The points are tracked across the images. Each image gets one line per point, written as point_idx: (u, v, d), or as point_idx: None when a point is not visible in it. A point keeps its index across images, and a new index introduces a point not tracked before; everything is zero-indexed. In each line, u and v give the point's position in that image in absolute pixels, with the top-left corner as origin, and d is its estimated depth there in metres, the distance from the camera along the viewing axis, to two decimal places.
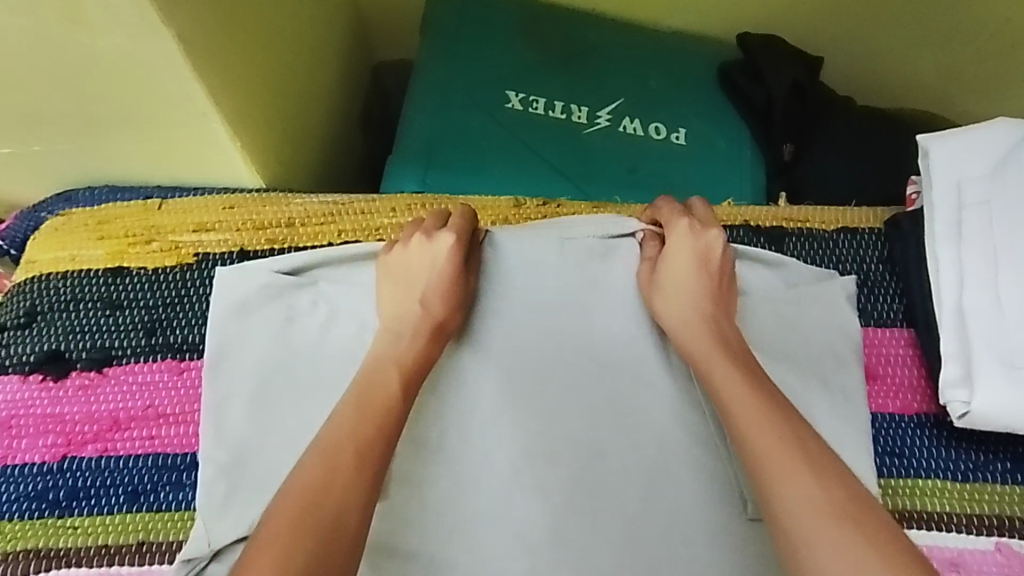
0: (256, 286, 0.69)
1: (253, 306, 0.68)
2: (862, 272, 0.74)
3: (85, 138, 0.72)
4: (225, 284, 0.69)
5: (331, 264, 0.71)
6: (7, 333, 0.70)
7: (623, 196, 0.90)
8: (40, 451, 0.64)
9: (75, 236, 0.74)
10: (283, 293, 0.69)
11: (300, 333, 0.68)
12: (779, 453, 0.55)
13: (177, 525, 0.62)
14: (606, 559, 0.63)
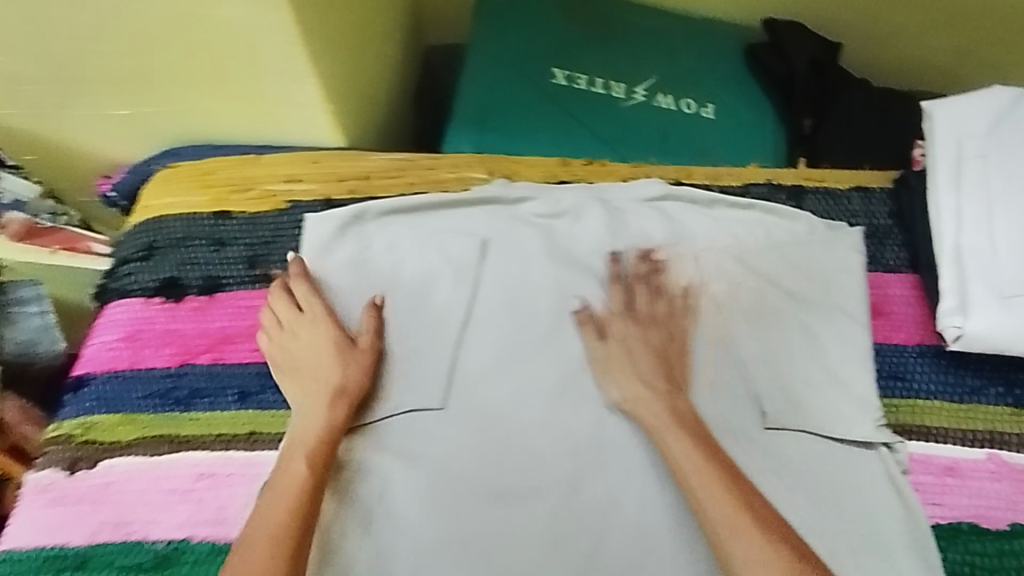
0: (334, 228, 0.80)
1: (333, 246, 0.79)
2: (873, 225, 0.83)
3: (197, 100, 0.85)
4: (311, 227, 0.80)
5: (401, 212, 0.82)
6: (131, 264, 0.82)
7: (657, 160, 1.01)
8: (161, 359, 0.76)
9: (183, 185, 0.86)
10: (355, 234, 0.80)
11: (374, 268, 0.79)
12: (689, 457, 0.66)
13: (278, 421, 0.73)
14: (639, 460, 0.71)
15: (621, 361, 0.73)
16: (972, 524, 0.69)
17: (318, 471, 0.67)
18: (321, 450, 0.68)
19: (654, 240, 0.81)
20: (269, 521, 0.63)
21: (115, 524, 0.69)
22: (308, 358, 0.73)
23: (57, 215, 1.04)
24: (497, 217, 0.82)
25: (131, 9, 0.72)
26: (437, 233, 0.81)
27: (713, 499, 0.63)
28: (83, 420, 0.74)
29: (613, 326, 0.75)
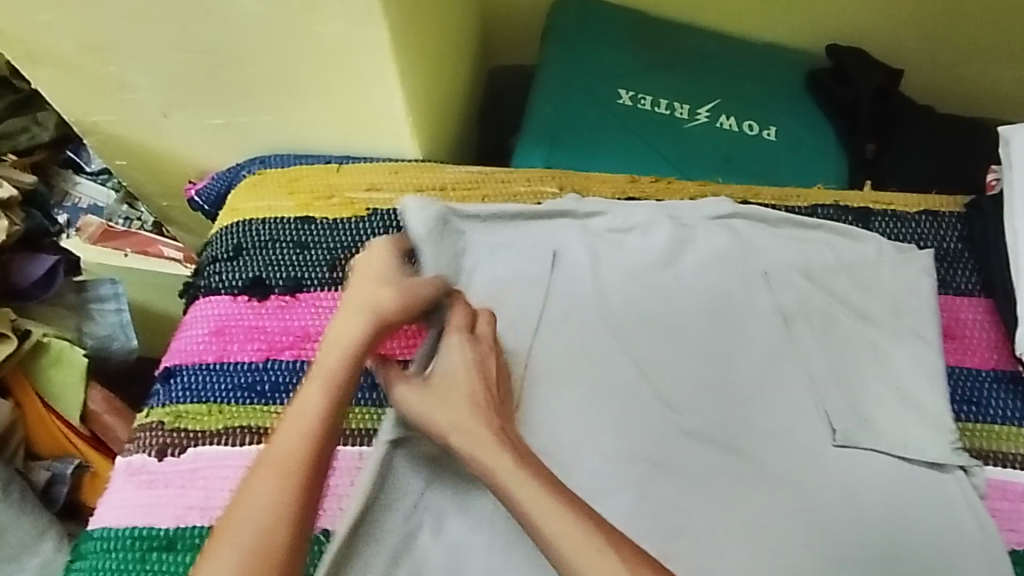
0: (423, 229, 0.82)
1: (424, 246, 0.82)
2: (942, 249, 0.83)
3: (288, 110, 0.90)
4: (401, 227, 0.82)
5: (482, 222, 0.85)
6: (219, 263, 0.86)
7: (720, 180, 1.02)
8: (248, 353, 0.80)
9: (270, 190, 0.91)
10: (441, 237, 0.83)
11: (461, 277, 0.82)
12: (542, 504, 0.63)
13: (372, 417, 0.78)
14: (704, 472, 0.71)
15: (439, 398, 0.70)
16: None
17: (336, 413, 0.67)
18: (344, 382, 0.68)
19: (721, 257, 0.83)
20: (285, 446, 0.64)
21: (203, 508, 0.72)
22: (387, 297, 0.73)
23: (128, 219, 1.21)
24: (577, 230, 0.85)
25: (240, 21, 0.78)
26: (510, 246, 0.83)
27: (569, 542, 0.60)
28: (172, 409, 0.77)
29: (451, 363, 0.72)
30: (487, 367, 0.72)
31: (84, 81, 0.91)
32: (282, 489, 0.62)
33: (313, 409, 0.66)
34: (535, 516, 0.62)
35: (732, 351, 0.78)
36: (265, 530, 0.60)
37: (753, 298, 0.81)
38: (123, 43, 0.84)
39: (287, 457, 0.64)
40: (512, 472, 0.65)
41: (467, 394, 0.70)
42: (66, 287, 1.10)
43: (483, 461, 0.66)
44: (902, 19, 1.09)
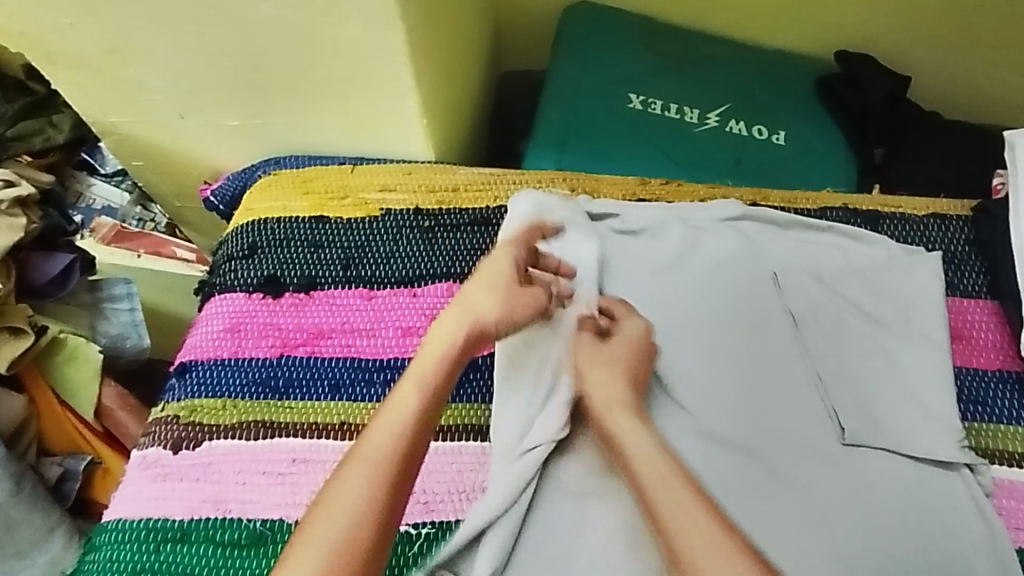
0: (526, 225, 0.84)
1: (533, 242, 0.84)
2: (950, 252, 0.84)
3: (303, 111, 0.92)
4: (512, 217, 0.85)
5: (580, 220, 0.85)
6: (234, 261, 0.87)
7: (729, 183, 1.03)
8: (262, 350, 0.81)
9: (284, 190, 0.92)
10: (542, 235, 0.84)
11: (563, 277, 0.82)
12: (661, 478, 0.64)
13: (472, 414, 0.77)
14: (717, 468, 0.71)
15: (594, 363, 0.74)
16: None
17: (429, 409, 0.67)
18: (438, 384, 0.69)
19: (729, 258, 0.84)
20: (379, 443, 0.64)
21: (216, 502, 0.72)
22: (513, 304, 0.74)
23: (143, 220, 1.20)
24: (586, 223, 0.85)
25: (258, 24, 0.80)
26: (540, 251, 0.84)
27: (677, 499, 0.63)
28: (186, 404, 0.77)
29: (618, 332, 0.76)
30: (637, 348, 0.75)
31: (103, 82, 0.93)
32: (374, 485, 0.62)
33: (408, 411, 0.66)
34: (642, 472, 0.66)
35: (745, 351, 0.78)
36: (355, 525, 0.60)
37: (765, 301, 0.81)
38: (143, 45, 0.86)
39: (379, 452, 0.64)
40: (634, 430, 0.69)
41: (620, 363, 0.74)
42: (79, 286, 1.10)
43: (623, 427, 0.69)
44: (909, 26, 1.10)
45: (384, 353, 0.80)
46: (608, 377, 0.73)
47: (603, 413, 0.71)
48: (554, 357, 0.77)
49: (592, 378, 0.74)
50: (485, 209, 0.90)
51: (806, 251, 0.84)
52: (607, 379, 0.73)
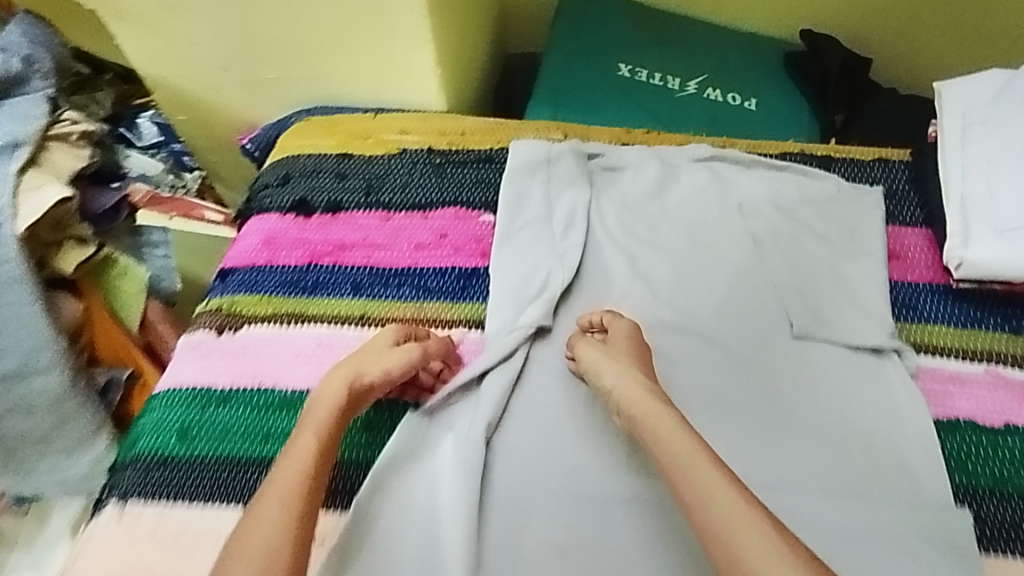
0: (525, 159, 0.97)
1: (531, 173, 0.97)
2: (892, 188, 0.97)
3: (333, 63, 1.06)
4: (517, 153, 0.98)
5: (574, 157, 0.98)
6: (270, 188, 1.00)
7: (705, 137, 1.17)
8: (293, 259, 0.93)
9: (315, 132, 1.06)
10: (538, 167, 0.97)
11: (554, 202, 0.95)
12: (685, 450, 0.67)
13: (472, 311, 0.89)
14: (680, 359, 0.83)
15: (608, 359, 0.77)
16: (970, 422, 0.78)
17: (328, 446, 0.72)
18: (330, 424, 0.73)
19: (700, 191, 0.96)
20: (285, 479, 0.68)
21: (253, 375, 0.83)
22: (389, 363, 0.78)
23: (174, 187, 1.25)
24: (578, 160, 0.98)
25: None
26: (541, 180, 0.96)
27: (708, 475, 0.65)
28: (228, 298, 0.90)
29: (612, 338, 0.80)
30: (636, 339, 0.80)
31: (160, 36, 1.07)
32: (286, 515, 0.66)
33: (310, 446, 0.71)
34: (672, 453, 0.67)
35: (710, 267, 0.90)
36: (265, 551, 0.64)
37: (729, 227, 0.93)
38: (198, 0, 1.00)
39: (286, 488, 0.68)
40: (656, 411, 0.71)
41: (627, 354, 0.79)
42: (121, 228, 1.18)
43: (642, 399, 0.72)
44: (864, 10, 1.25)
45: (398, 262, 0.92)
46: (628, 373, 0.75)
47: (625, 402, 0.74)
48: (545, 269, 0.89)
49: (607, 372, 0.76)
50: (489, 149, 1.03)
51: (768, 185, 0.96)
52: (610, 366, 0.76)
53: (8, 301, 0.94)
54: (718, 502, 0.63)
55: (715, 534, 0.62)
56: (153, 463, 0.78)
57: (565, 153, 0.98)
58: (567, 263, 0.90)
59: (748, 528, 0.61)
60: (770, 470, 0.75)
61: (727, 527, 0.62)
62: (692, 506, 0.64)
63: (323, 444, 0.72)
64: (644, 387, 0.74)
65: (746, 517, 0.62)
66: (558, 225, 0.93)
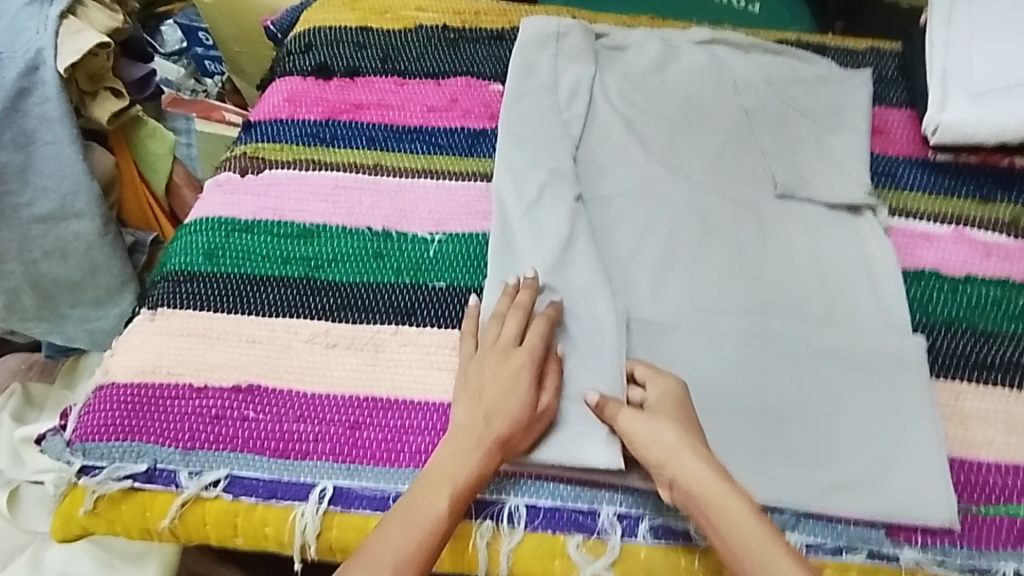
0: (535, 33, 1.02)
1: (539, 45, 1.02)
2: (881, 74, 1.02)
3: None
4: (528, 27, 1.03)
5: (582, 32, 1.03)
6: (293, 54, 1.07)
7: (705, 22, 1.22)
8: (313, 115, 0.99)
9: (336, 7, 1.11)
10: (548, 39, 1.02)
11: (563, 71, 1.00)
12: (747, 534, 0.65)
13: (481, 164, 0.95)
14: (670, 213, 0.88)
15: (652, 422, 0.72)
16: (934, 271, 0.85)
17: (458, 508, 0.69)
18: (466, 488, 0.69)
19: (696, 69, 1.02)
20: (400, 551, 0.66)
21: (274, 209, 0.90)
22: (517, 406, 0.73)
23: (196, 93, 1.36)
24: (586, 36, 1.03)
25: None
26: (552, 52, 1.01)
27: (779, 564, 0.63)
28: (252, 145, 0.97)
29: (653, 402, 0.74)
30: (680, 399, 0.74)
31: None
32: None
33: (434, 516, 0.67)
34: (736, 538, 0.65)
35: (704, 137, 0.96)
36: None
37: (723, 101, 0.99)
38: None
39: (405, 557, 0.65)
40: (725, 495, 0.67)
41: (679, 410, 0.73)
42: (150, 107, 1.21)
43: (707, 483, 0.68)
44: None
45: (411, 122, 0.99)
46: (685, 447, 0.69)
47: (680, 481, 0.69)
48: (551, 131, 0.94)
49: (665, 443, 0.70)
50: (501, 28, 1.08)
51: (763, 67, 1.02)
52: (666, 431, 0.71)
53: (49, 141, 1.02)
54: None
55: None
56: (183, 277, 0.84)
57: (573, 29, 1.03)
58: (574, 132, 0.95)
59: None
60: (744, 301, 0.83)
61: None
62: None
63: (456, 504, 0.69)
64: (702, 456, 0.69)
65: None
66: (564, 93, 0.98)
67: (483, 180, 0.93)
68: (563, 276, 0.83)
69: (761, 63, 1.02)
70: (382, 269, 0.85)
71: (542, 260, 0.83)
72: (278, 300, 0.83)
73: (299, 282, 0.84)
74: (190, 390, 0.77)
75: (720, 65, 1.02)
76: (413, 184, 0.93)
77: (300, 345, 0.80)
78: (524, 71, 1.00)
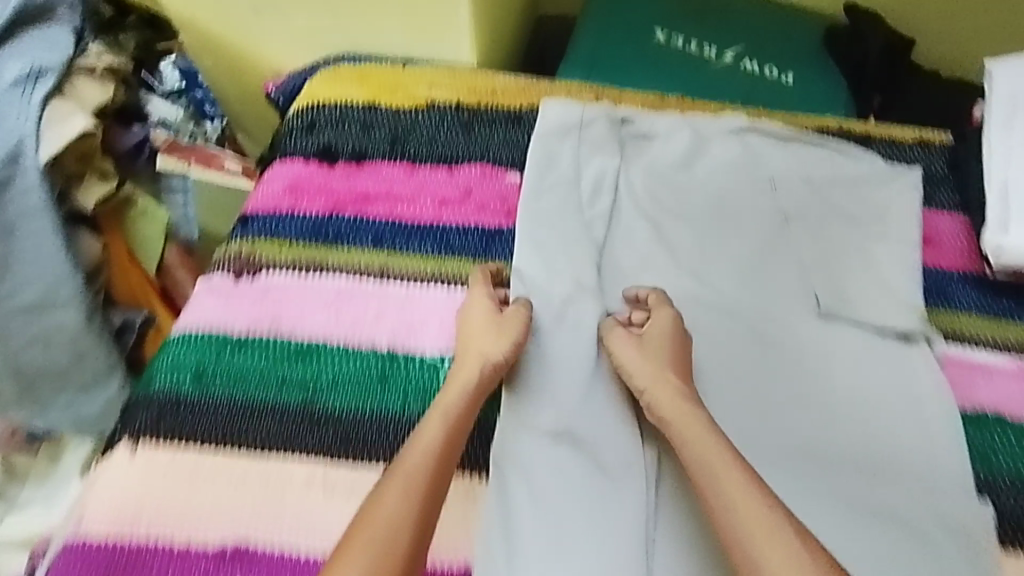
0: (558, 121, 0.95)
1: (562, 134, 0.94)
2: (929, 172, 0.94)
3: (365, 12, 1.05)
4: (550, 116, 0.95)
5: (608, 119, 0.95)
6: (295, 133, 0.99)
7: (743, 102, 1.14)
8: (315, 206, 0.92)
9: (344, 80, 1.03)
10: (572, 128, 0.95)
11: (586, 164, 0.93)
12: (703, 447, 0.68)
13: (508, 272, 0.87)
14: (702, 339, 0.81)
15: (637, 361, 0.75)
16: (996, 414, 0.77)
17: (459, 424, 0.72)
18: (461, 408, 0.73)
19: (730, 161, 0.94)
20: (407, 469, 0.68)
21: (271, 321, 0.83)
22: (490, 328, 0.77)
23: (194, 135, 1.24)
24: (611, 124, 0.95)
25: None
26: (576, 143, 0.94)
27: (729, 482, 0.66)
28: (249, 242, 0.89)
29: (647, 333, 0.77)
30: (673, 332, 0.77)
31: None
32: (403, 502, 0.66)
33: (435, 439, 0.70)
34: (701, 461, 0.68)
35: (737, 243, 0.88)
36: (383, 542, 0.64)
37: (758, 201, 0.92)
38: None
39: (415, 476, 0.68)
40: (685, 414, 0.71)
41: (666, 342, 0.76)
42: (145, 171, 1.14)
43: (678, 412, 0.71)
44: None
45: (421, 217, 0.91)
46: (658, 370, 0.74)
47: (653, 407, 0.72)
48: (577, 236, 0.87)
49: (635, 369, 0.75)
50: (519, 109, 1.00)
51: (805, 163, 0.94)
52: (644, 363, 0.75)
53: (32, 229, 0.95)
54: (741, 501, 0.65)
55: (741, 545, 0.63)
56: (169, 403, 0.77)
57: (599, 117, 0.96)
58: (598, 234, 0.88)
59: (770, 538, 0.63)
60: (787, 446, 0.75)
61: (750, 538, 0.63)
62: (721, 510, 0.65)
63: (455, 423, 0.72)
64: (677, 386, 0.73)
65: (767, 521, 0.64)
66: (586, 190, 0.91)
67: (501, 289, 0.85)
68: (588, 412, 0.76)
69: (803, 159, 0.94)
70: (386, 398, 0.78)
71: (564, 396, 0.76)
72: (271, 432, 0.75)
73: (295, 409, 0.77)
74: (169, 553, 0.69)
75: (754, 158, 0.94)
76: (422, 292, 0.85)
77: (296, 492, 0.73)
78: (544, 165, 0.93)
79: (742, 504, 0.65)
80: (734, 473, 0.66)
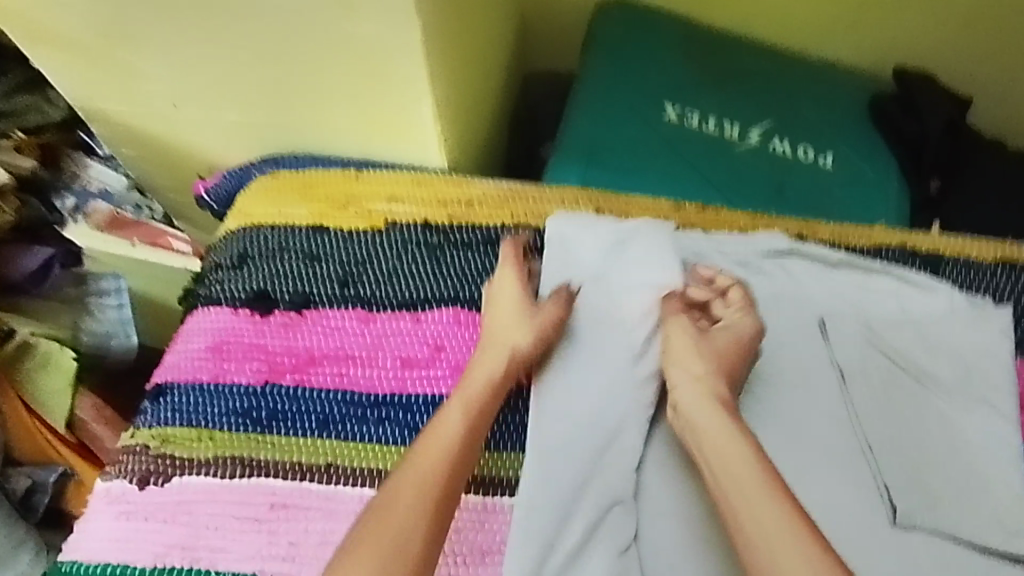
0: (554, 251, 0.76)
1: (557, 271, 0.75)
2: (1019, 306, 0.76)
3: (305, 109, 0.84)
4: (550, 251, 0.76)
5: (616, 247, 0.76)
6: (222, 272, 0.79)
7: (777, 212, 0.93)
8: (246, 375, 0.73)
9: (283, 195, 0.83)
10: (571, 257, 0.75)
11: (589, 308, 0.73)
12: (741, 465, 0.59)
13: (505, 465, 0.68)
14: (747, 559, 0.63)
15: (682, 363, 0.67)
16: None
17: (476, 423, 0.64)
18: (480, 400, 0.65)
19: (774, 298, 0.73)
20: (419, 469, 0.60)
21: (184, 546, 0.65)
22: (517, 314, 0.70)
23: (141, 207, 1.06)
24: (620, 252, 0.75)
25: (281, 26, 0.73)
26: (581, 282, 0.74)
27: (774, 511, 0.56)
28: (160, 431, 0.70)
29: (709, 331, 0.69)
30: (740, 342, 0.68)
31: (99, 69, 0.84)
32: (412, 502, 0.58)
33: (453, 432, 0.63)
34: (735, 484, 0.58)
35: (786, 413, 0.69)
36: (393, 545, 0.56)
37: (810, 350, 0.71)
38: (137, 34, 0.78)
39: (426, 476, 0.60)
40: (728, 431, 0.61)
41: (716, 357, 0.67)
42: (66, 279, 1.02)
43: (722, 429, 0.61)
44: (976, 43, 0.99)
45: (378, 386, 0.72)
46: (705, 371, 0.66)
47: (689, 420, 0.64)
48: (583, 414, 0.68)
49: (682, 374, 0.66)
50: (501, 227, 0.80)
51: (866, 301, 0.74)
52: (693, 366, 0.66)
53: None
54: (779, 524, 0.56)
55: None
56: None
57: (603, 245, 0.76)
58: (610, 411, 0.68)
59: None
60: None
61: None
62: (756, 545, 0.55)
63: (471, 422, 0.64)
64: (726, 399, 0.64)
65: (819, 557, 0.54)
66: (588, 343, 0.71)
67: (507, 495, 0.66)
68: None
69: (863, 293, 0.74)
70: None
71: None
72: None
73: None
74: None
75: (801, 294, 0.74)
76: None
77: None
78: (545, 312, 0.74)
79: (780, 528, 0.55)
80: (775, 496, 0.57)
